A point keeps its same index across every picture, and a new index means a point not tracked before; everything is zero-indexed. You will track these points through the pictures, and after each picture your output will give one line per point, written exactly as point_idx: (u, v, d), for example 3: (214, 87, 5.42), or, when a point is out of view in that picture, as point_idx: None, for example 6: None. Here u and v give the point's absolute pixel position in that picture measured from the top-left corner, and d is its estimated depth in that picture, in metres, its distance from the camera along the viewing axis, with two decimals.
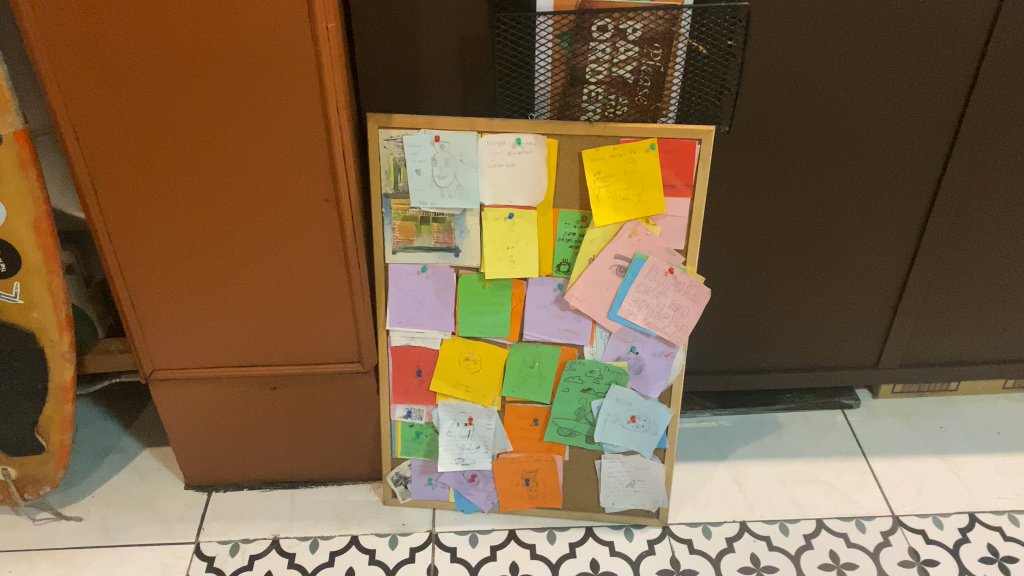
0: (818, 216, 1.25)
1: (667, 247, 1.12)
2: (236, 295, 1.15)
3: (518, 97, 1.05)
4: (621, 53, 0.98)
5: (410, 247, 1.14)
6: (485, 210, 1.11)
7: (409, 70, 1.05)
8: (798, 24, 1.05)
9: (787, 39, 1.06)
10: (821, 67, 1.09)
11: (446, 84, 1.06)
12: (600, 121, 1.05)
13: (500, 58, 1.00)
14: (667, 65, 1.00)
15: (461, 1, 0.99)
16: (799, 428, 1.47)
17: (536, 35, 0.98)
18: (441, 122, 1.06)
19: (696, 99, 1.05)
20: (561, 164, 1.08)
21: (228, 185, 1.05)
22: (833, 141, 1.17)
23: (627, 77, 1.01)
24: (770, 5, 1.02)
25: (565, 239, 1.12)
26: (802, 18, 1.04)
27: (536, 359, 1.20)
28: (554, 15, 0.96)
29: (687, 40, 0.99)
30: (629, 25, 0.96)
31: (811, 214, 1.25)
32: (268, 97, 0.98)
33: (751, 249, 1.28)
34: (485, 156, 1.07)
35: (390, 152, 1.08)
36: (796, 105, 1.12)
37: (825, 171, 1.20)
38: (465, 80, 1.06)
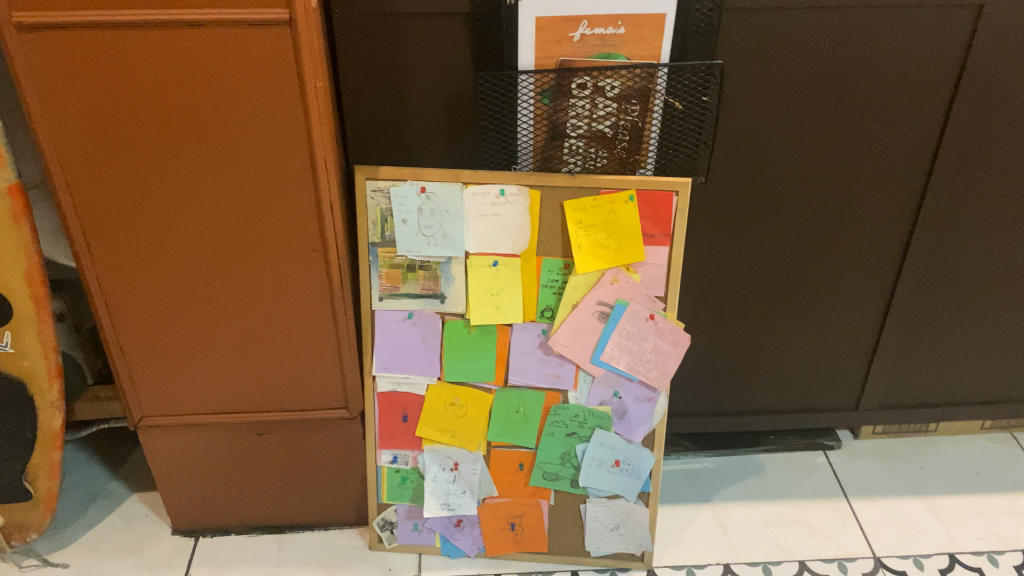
0: (795, 262, 1.28)
1: (647, 294, 1.15)
2: (224, 343, 1.17)
3: (501, 151, 1.08)
4: (600, 109, 1.03)
5: (397, 293, 1.17)
6: (470, 259, 1.13)
7: (396, 123, 1.08)
8: (772, 80, 1.09)
9: (761, 93, 1.10)
10: (794, 119, 1.13)
11: (432, 137, 1.10)
12: (581, 172, 1.09)
13: (484, 113, 1.04)
14: (644, 120, 1.05)
15: (446, 60, 1.03)
16: (781, 470, 1.49)
17: (518, 92, 1.02)
18: (427, 174, 1.09)
19: (673, 151, 1.09)
20: (544, 214, 1.11)
21: (218, 234, 1.07)
22: (808, 189, 1.20)
23: (606, 131, 1.05)
24: (745, 62, 1.06)
25: (548, 286, 1.15)
26: (775, 73, 1.08)
27: (521, 404, 1.22)
28: (535, 73, 1.00)
29: (664, 96, 1.03)
30: (607, 82, 1.01)
31: (789, 260, 1.28)
32: (259, 150, 1.01)
33: (730, 294, 1.31)
34: (470, 207, 1.10)
35: (377, 203, 1.11)
36: (771, 155, 1.16)
37: (801, 218, 1.23)
38: (450, 133, 1.09)
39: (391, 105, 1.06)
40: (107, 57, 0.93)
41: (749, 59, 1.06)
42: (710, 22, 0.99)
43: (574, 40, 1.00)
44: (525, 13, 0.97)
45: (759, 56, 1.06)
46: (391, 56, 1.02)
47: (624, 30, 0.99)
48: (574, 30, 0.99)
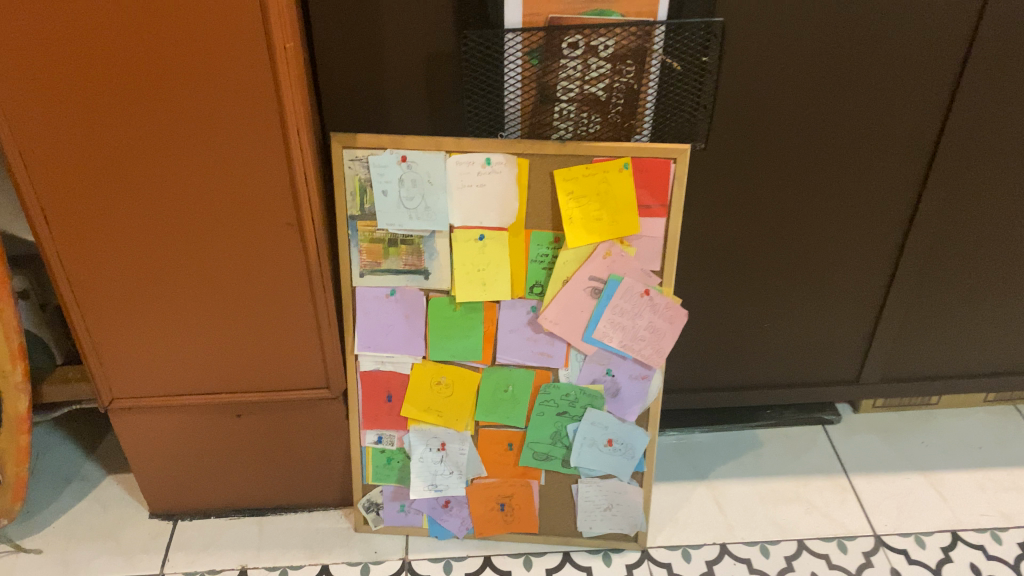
0: (796, 232, 1.22)
1: (642, 268, 1.09)
2: (199, 322, 1.11)
3: (488, 116, 1.01)
4: (592, 70, 0.97)
5: (378, 269, 1.10)
6: (454, 232, 1.07)
7: (374, 87, 1.01)
8: (776, 39, 1.02)
9: (763, 52, 1.03)
10: (798, 81, 1.06)
11: (413, 104, 1.03)
12: (572, 139, 1.02)
13: (469, 76, 0.97)
14: (640, 83, 0.99)
15: (427, 18, 0.96)
16: (779, 445, 1.45)
17: (504, 52, 0.95)
18: (407, 142, 1.02)
19: (670, 116, 1.03)
20: (533, 184, 1.05)
21: (190, 208, 1.00)
22: (811, 155, 1.14)
23: (600, 94, 0.99)
24: (748, 21, 0.99)
25: (537, 261, 1.09)
26: (780, 32, 1.01)
27: (510, 383, 1.16)
28: (523, 32, 0.93)
29: (660, 57, 0.97)
30: (600, 41, 0.95)
31: (790, 230, 1.22)
32: (228, 116, 0.94)
33: (728, 266, 1.25)
34: (454, 177, 1.04)
35: (355, 172, 1.05)
36: (772, 119, 1.10)
37: (803, 186, 1.17)
38: (433, 98, 1.02)
39: (368, 67, 0.99)
40: (60, 19, 0.85)
41: (751, 17, 0.99)
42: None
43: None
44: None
45: (761, 13, 0.99)
46: (367, 15, 0.95)
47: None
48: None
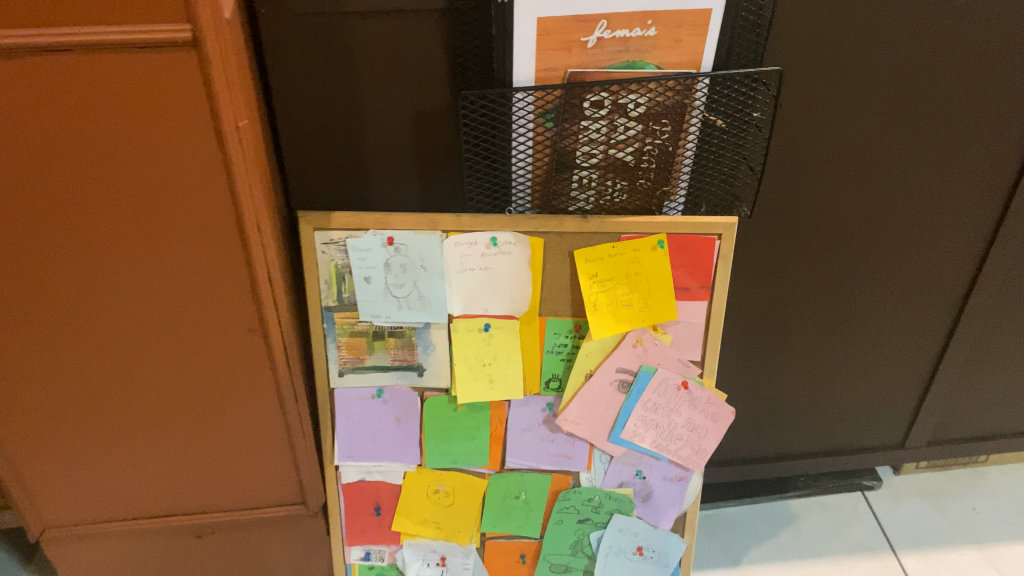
0: (845, 291, 1.06)
1: (680, 358, 0.91)
2: (146, 441, 0.91)
3: (492, 188, 0.83)
4: (619, 131, 0.79)
5: (361, 367, 0.91)
6: (454, 323, 0.89)
7: (353, 148, 0.83)
8: (838, 83, 0.85)
9: (818, 96, 0.86)
10: (857, 126, 0.89)
11: (398, 170, 0.84)
12: (593, 211, 0.84)
13: (469, 142, 0.79)
14: (676, 144, 0.81)
15: (415, 73, 0.78)
16: (816, 518, 1.29)
17: (513, 115, 0.78)
18: (395, 221, 0.84)
19: (711, 178, 0.84)
20: (548, 265, 0.87)
21: (130, 318, 0.81)
22: (867, 209, 0.98)
23: (627, 158, 0.81)
24: (806, 63, 0.83)
25: (554, 351, 0.91)
26: (843, 75, 0.84)
27: (522, 489, 0.98)
28: (536, 90, 0.76)
29: (701, 113, 0.79)
30: (630, 98, 0.77)
31: (838, 290, 1.06)
32: (170, 209, 0.74)
33: (766, 331, 1.09)
34: (452, 260, 0.86)
35: (330, 258, 0.86)
36: (825, 170, 0.93)
37: (857, 243, 1.01)
38: (422, 158, 0.85)
39: (344, 125, 0.82)
40: None
41: (807, 56, 0.82)
42: (764, 18, 0.74)
43: (587, 47, 0.74)
44: (522, 14, 0.72)
45: (819, 51, 0.82)
46: (343, 63, 0.78)
47: (653, 32, 0.74)
48: (588, 34, 0.73)
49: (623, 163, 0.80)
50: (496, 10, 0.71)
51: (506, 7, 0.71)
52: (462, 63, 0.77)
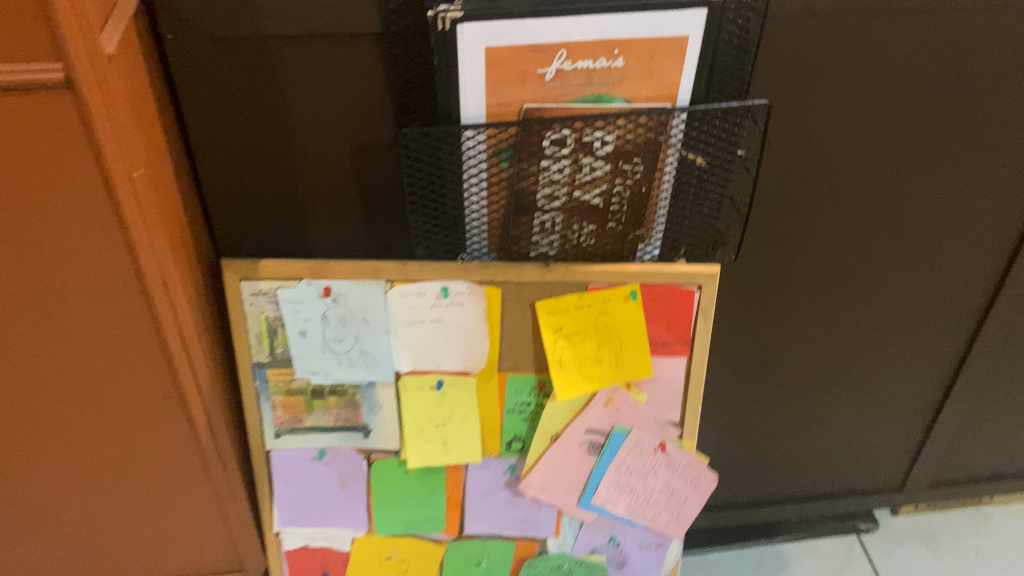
0: (839, 330, 0.97)
1: (656, 418, 0.82)
2: (51, 526, 0.79)
3: (442, 234, 0.73)
4: (584, 170, 0.70)
5: (301, 427, 0.82)
6: (402, 380, 0.79)
7: (284, 184, 0.74)
8: (834, 112, 0.75)
9: (812, 124, 0.76)
10: (855, 157, 0.79)
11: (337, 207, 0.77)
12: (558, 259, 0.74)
13: (414, 185, 0.69)
14: (650, 185, 0.72)
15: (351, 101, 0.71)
16: (807, 564, 1.20)
17: (463, 154, 0.68)
18: (332, 269, 0.74)
19: (691, 223, 0.74)
20: (506, 317, 0.77)
21: (18, 396, 0.68)
22: (866, 246, 0.88)
23: (594, 201, 0.73)
24: (798, 91, 0.73)
25: (516, 411, 0.81)
26: (840, 104, 0.75)
27: (483, 556, 0.89)
28: (488, 127, 0.66)
29: (679, 151, 0.70)
30: (596, 136, 0.67)
31: (832, 328, 0.96)
32: (52, 267, 0.62)
33: (755, 373, 1.00)
34: (398, 313, 0.76)
35: (260, 310, 0.76)
36: (819, 204, 0.83)
37: (853, 282, 0.91)
38: (365, 194, 0.76)
39: (276, 160, 0.73)
40: None
41: (799, 83, 0.72)
42: (751, 38, 0.64)
43: (545, 79, 0.64)
44: (469, 44, 0.61)
45: (814, 75, 0.72)
46: (272, 93, 0.69)
47: (622, 62, 0.64)
48: (546, 66, 0.63)
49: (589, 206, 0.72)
50: (438, 40, 0.61)
51: (450, 37, 0.61)
52: (406, 93, 0.70)
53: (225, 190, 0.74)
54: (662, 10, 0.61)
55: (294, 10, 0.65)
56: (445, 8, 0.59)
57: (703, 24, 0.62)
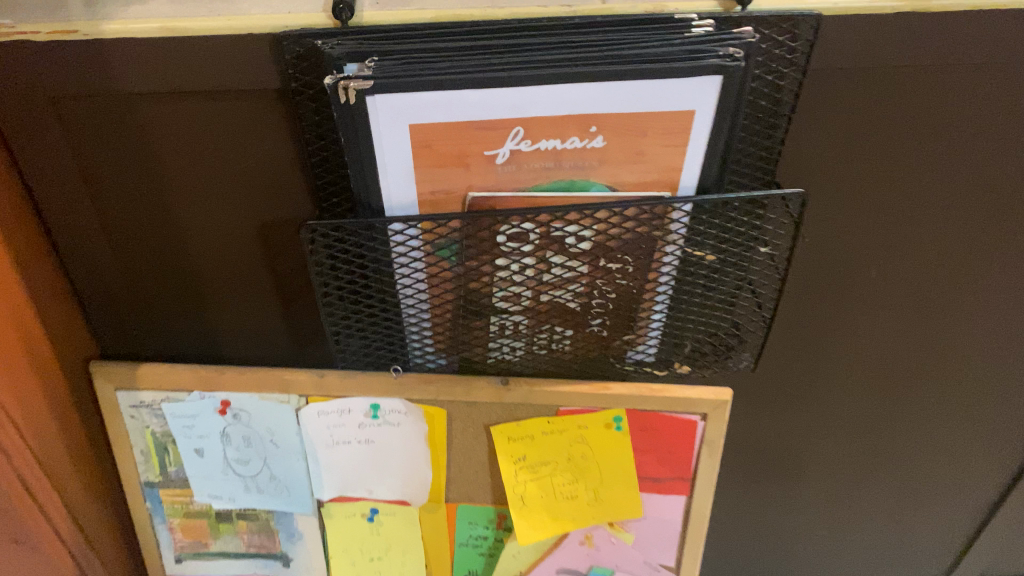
0: (889, 453, 0.76)
1: (648, 561, 0.64)
2: None
3: (375, 340, 0.57)
4: (553, 269, 0.53)
5: (205, 553, 0.66)
6: (326, 508, 0.63)
7: (174, 264, 0.58)
8: (888, 197, 0.57)
9: (857, 202, 0.57)
10: (919, 256, 0.60)
11: (246, 297, 0.60)
12: (523, 361, 0.59)
13: (332, 284, 0.53)
14: (644, 286, 0.55)
15: (251, 175, 0.54)
16: None
17: (392, 251, 0.52)
18: (231, 381, 0.58)
19: (694, 326, 0.59)
20: (456, 440, 0.60)
21: None
22: (928, 369, 0.68)
23: (571, 302, 0.56)
24: (840, 164, 0.55)
25: (470, 545, 0.65)
26: (897, 186, 0.57)
27: None
28: (424, 222, 0.49)
29: (680, 250, 0.53)
30: (569, 231, 0.51)
31: (882, 448, 0.76)
32: None
33: (775, 499, 0.81)
34: (315, 435, 0.60)
35: (144, 424, 0.60)
36: (868, 303, 0.64)
37: (908, 409, 0.72)
38: (280, 280, 0.59)
39: (161, 238, 0.57)
40: None
41: (842, 155, 0.55)
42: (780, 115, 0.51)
43: (497, 162, 0.47)
44: (386, 120, 0.44)
45: (860, 143, 0.54)
46: (143, 159, 0.53)
47: (603, 141, 0.46)
48: (497, 146, 0.46)
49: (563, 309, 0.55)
50: (341, 116, 0.43)
51: (356, 110, 0.43)
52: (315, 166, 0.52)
53: (105, 276, 0.58)
54: (658, 78, 0.43)
55: (155, 54, 0.47)
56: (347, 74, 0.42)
57: (715, 97, 0.45)
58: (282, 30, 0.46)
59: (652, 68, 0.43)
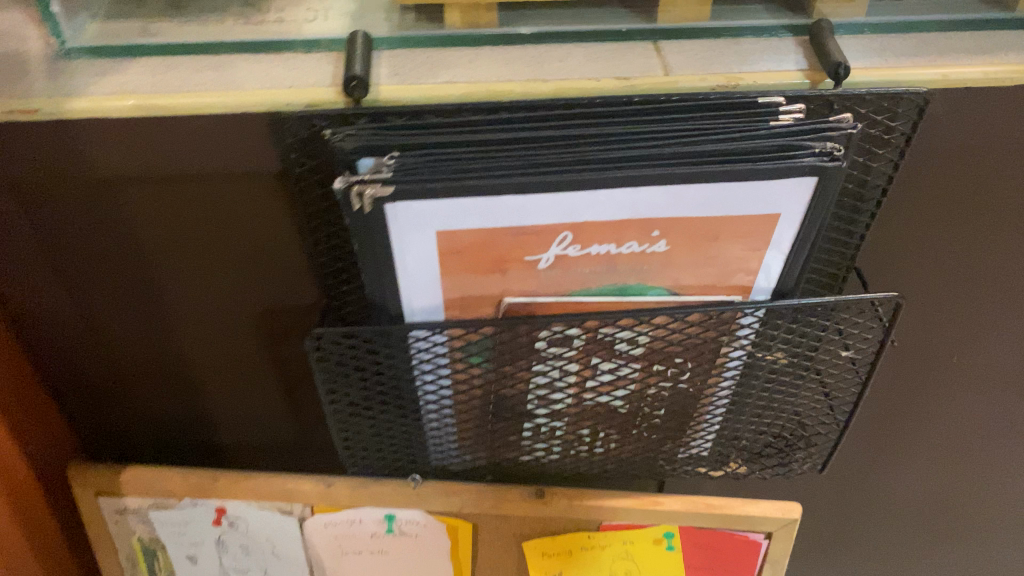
0: (953, 531, 0.70)
1: None
2: None
3: (391, 447, 0.49)
4: (599, 374, 0.45)
5: None
6: None
7: (162, 355, 0.51)
8: (984, 284, 0.49)
9: (950, 288, 0.50)
10: (1009, 342, 0.53)
11: (245, 388, 0.53)
12: (560, 463, 0.52)
13: (342, 393, 0.46)
14: (702, 389, 0.47)
15: (249, 260, 0.46)
16: None
17: (412, 357, 0.44)
18: (227, 490, 0.51)
19: (755, 426, 0.51)
20: (481, 550, 0.53)
21: None
22: (1005, 450, 0.61)
23: (618, 406, 0.48)
24: (935, 250, 0.47)
25: None
26: (995, 273, 0.49)
27: None
28: (451, 328, 0.42)
29: (749, 352, 0.45)
30: (621, 337, 0.43)
31: (944, 525, 0.69)
32: None
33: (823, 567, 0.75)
34: (323, 546, 0.53)
35: (129, 530, 0.54)
36: (948, 383, 0.56)
37: (976, 488, 0.65)
38: (283, 369, 0.52)
39: (146, 330, 0.49)
40: None
41: (937, 240, 0.47)
42: (868, 196, 0.44)
43: (539, 267, 0.40)
44: (406, 227, 0.37)
45: (959, 228, 0.46)
46: (125, 247, 0.45)
47: (666, 245, 0.39)
48: (540, 251, 0.39)
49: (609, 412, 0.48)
50: (354, 222, 0.36)
51: (372, 219, 0.36)
52: (324, 249, 0.45)
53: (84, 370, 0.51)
54: (740, 179, 0.35)
55: (132, 134, 0.40)
56: (362, 176, 0.35)
57: (805, 199, 0.37)
58: (283, 108, 0.39)
59: (735, 169, 0.35)
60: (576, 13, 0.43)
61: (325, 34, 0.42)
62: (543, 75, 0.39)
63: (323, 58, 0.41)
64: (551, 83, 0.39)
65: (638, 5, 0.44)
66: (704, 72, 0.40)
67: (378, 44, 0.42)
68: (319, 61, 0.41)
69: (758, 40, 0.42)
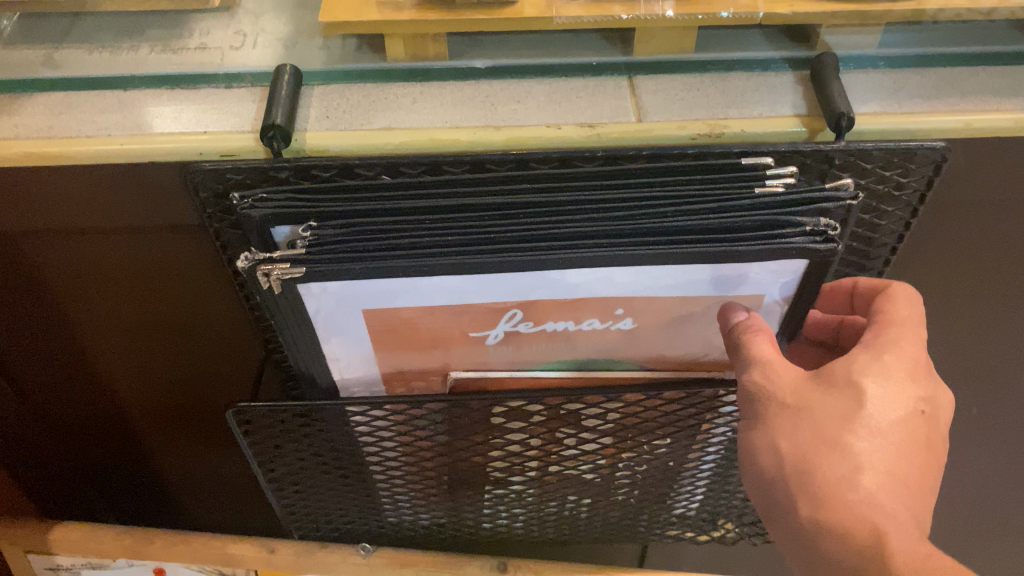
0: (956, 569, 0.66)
1: None
2: None
3: (341, 510, 0.45)
4: (566, 449, 0.40)
5: None
6: None
7: (97, 405, 0.46)
8: (996, 334, 0.45)
9: (960, 340, 0.45)
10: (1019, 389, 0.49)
11: (188, 437, 0.49)
12: (526, 527, 0.47)
13: (280, 463, 0.41)
14: (683, 461, 0.42)
15: (180, 315, 0.41)
16: None
17: (354, 431, 0.39)
18: (166, 555, 0.47)
19: (747, 490, 0.46)
20: None
21: None
22: (1013, 495, 0.57)
23: (591, 476, 0.43)
24: (944, 303, 0.43)
25: None
26: (1010, 323, 0.44)
27: None
28: (394, 405, 0.37)
29: (736, 422, 0.39)
30: (590, 415, 0.38)
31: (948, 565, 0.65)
32: None
33: None
34: None
35: None
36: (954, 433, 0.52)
37: (981, 530, 0.61)
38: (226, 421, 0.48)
39: (73, 383, 0.45)
40: None
41: (946, 293, 0.42)
42: (880, 243, 0.38)
43: (487, 343, 0.35)
44: (324, 305, 0.33)
45: (974, 281, 0.41)
46: (38, 302, 0.40)
47: (632, 321, 0.34)
48: (488, 326, 0.34)
49: (579, 484, 0.43)
50: (262, 300, 0.32)
51: (283, 298, 0.32)
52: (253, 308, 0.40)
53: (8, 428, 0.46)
54: (712, 257, 0.31)
55: (26, 186, 0.35)
56: (270, 254, 0.30)
57: (789, 275, 0.32)
58: (193, 160, 0.33)
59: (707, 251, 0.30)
60: (540, 41, 0.38)
61: (250, 65, 0.37)
62: (494, 121, 0.34)
63: (246, 94, 0.36)
64: (502, 131, 0.33)
65: (614, 30, 0.38)
66: (682, 118, 0.34)
67: (311, 78, 0.36)
68: (241, 99, 0.35)
69: (751, 75, 0.36)
